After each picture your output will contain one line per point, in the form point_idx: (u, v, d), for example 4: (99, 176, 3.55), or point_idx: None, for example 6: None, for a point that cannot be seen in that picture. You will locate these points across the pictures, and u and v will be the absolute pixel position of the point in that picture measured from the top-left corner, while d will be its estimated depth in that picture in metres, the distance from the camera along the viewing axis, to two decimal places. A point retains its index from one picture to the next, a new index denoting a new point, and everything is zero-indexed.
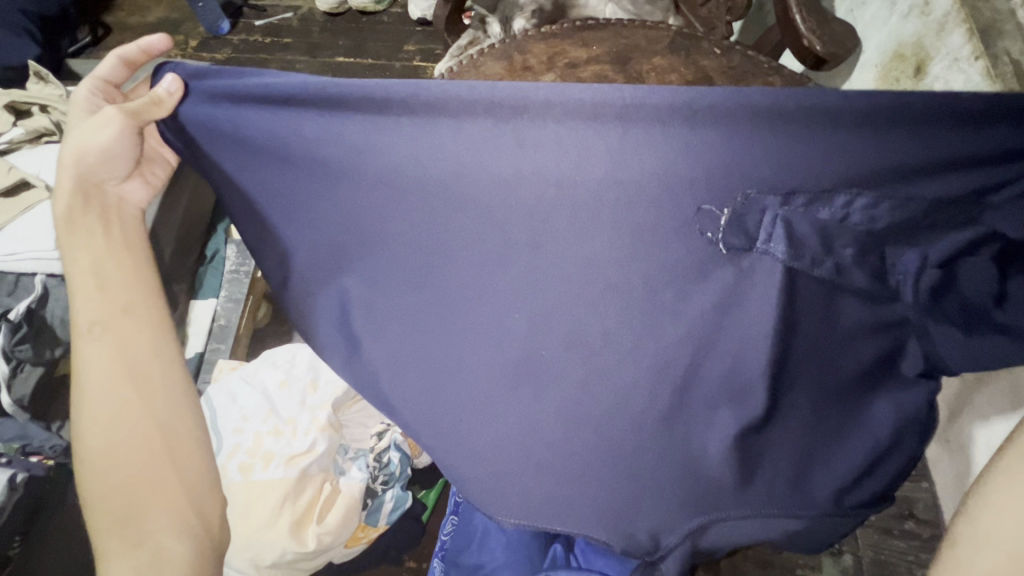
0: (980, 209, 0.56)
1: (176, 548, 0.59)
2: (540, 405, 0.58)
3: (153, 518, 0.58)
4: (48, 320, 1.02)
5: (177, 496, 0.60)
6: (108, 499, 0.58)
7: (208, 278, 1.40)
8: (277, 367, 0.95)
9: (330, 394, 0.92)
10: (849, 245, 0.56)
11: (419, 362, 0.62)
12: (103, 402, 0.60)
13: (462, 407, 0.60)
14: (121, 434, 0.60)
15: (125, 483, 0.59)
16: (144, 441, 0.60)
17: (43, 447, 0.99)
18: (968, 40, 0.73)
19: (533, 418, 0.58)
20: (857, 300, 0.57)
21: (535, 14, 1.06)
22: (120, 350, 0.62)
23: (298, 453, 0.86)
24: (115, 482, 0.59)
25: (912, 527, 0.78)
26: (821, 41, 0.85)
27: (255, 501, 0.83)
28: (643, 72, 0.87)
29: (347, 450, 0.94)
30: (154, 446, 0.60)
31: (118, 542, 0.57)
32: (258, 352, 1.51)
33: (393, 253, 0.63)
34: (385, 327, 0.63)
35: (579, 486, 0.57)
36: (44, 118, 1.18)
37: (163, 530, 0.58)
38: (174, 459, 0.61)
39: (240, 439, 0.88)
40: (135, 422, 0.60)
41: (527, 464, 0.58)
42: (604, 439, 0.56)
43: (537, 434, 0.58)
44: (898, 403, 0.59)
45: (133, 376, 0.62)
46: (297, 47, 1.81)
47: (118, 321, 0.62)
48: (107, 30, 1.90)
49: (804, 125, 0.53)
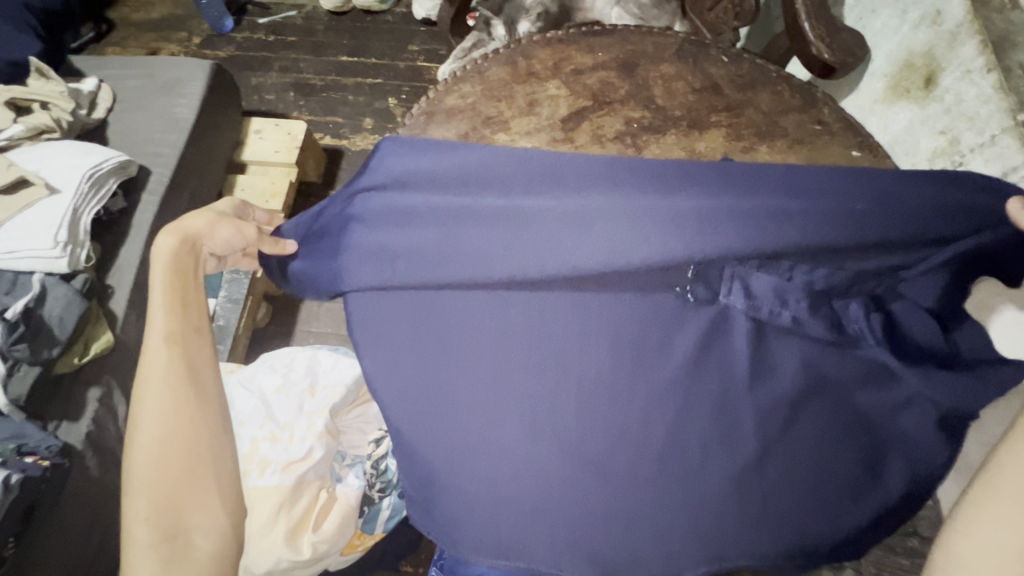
0: (897, 281, 0.59)
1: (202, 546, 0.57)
2: (549, 446, 0.52)
3: (191, 516, 0.58)
4: (46, 319, 1.00)
5: (212, 495, 0.59)
6: (154, 494, 0.57)
7: (209, 277, 1.38)
8: (276, 372, 0.95)
9: (329, 400, 0.91)
10: (802, 300, 0.56)
11: (415, 389, 0.55)
12: (163, 407, 0.61)
13: (461, 442, 0.53)
14: (176, 433, 0.60)
15: (171, 479, 0.58)
16: (193, 445, 0.61)
17: (38, 448, 0.96)
18: (980, 52, 0.71)
19: (539, 458, 0.52)
20: (830, 355, 0.55)
21: (541, 17, 1.04)
22: (186, 362, 0.64)
23: (294, 460, 0.84)
24: (158, 478, 0.58)
25: (915, 544, 0.77)
26: (830, 49, 0.83)
27: (250, 508, 0.82)
28: (650, 78, 0.86)
29: (344, 456, 0.92)
30: (200, 451, 0.61)
31: (152, 531, 0.55)
32: (256, 353, 1.50)
33: (386, 274, 0.57)
34: (377, 350, 0.57)
35: (586, 520, 0.51)
36: (45, 114, 1.18)
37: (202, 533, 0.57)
38: (215, 461, 0.61)
39: (237, 444, 0.86)
40: (188, 424, 0.61)
41: (525, 506, 0.52)
42: (612, 484, 0.51)
43: (542, 475, 0.52)
44: (902, 454, 0.56)
45: (188, 385, 0.63)
46: (301, 46, 1.80)
47: (188, 345, 0.65)
48: (111, 26, 1.89)
49: (770, 183, 0.54)
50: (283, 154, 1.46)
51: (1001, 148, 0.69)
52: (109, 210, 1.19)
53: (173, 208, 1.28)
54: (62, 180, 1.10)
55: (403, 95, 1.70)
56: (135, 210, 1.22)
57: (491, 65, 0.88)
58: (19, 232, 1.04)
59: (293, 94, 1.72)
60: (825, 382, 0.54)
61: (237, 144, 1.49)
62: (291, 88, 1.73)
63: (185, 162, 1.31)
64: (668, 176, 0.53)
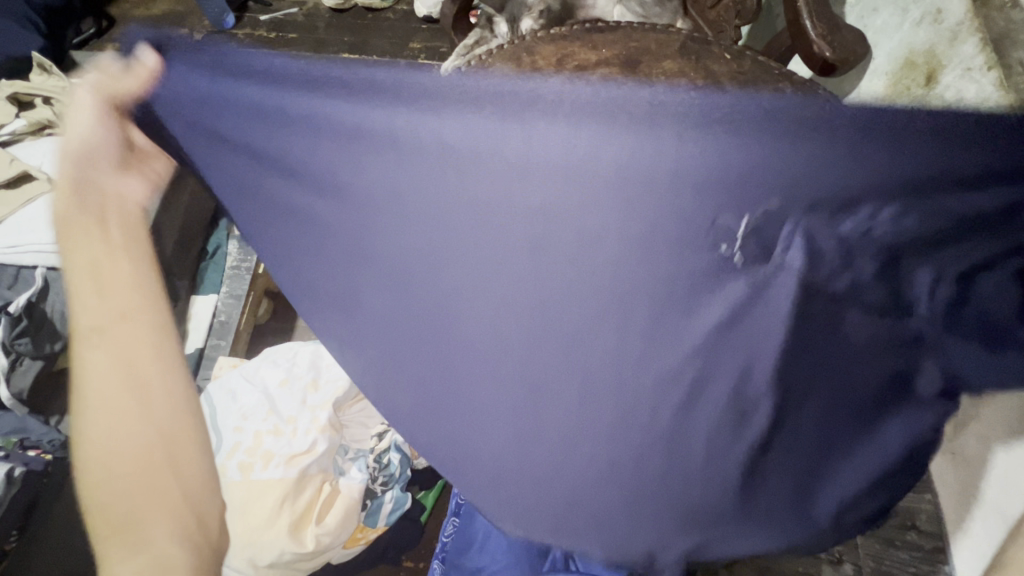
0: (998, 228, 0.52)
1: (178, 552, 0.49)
2: (553, 416, 0.48)
3: (157, 524, 0.49)
4: (48, 314, 1.01)
5: (178, 501, 0.50)
6: (107, 512, 0.48)
7: (210, 273, 1.39)
8: (278, 366, 0.95)
9: (331, 394, 0.92)
10: (873, 258, 0.51)
11: (409, 361, 0.52)
12: (96, 413, 0.50)
13: (462, 413, 0.50)
14: (120, 442, 0.50)
15: (123, 494, 0.48)
16: (145, 450, 0.50)
17: (40, 441, 0.98)
18: (981, 50, 0.72)
19: (537, 431, 0.48)
20: (885, 310, 0.51)
21: (543, 14, 1.06)
22: (118, 357, 0.52)
23: (297, 453, 0.85)
24: (109, 490, 0.48)
25: (914, 537, 0.75)
26: (831, 47, 0.84)
27: (253, 501, 0.82)
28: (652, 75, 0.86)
29: (347, 450, 0.93)
30: (154, 456, 0.50)
31: (118, 550, 0.47)
32: (256, 350, 1.50)
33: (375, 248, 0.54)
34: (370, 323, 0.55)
35: (601, 517, 0.49)
36: (46, 109, 1.16)
37: (171, 545, 0.49)
38: (176, 464, 0.51)
39: (240, 438, 0.87)
40: (131, 428, 0.50)
41: (528, 481, 0.49)
42: (621, 461, 0.48)
43: (542, 449, 0.48)
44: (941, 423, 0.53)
45: (130, 380, 0.52)
46: (302, 44, 1.81)
47: (116, 336, 0.52)
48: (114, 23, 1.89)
49: (827, 119, 0.52)
50: None
51: None
52: None
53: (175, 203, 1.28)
54: None
55: None
56: None
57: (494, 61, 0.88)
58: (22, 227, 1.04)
59: None
60: (872, 345, 0.51)
61: None
62: None
63: None
64: (702, 140, 0.50)
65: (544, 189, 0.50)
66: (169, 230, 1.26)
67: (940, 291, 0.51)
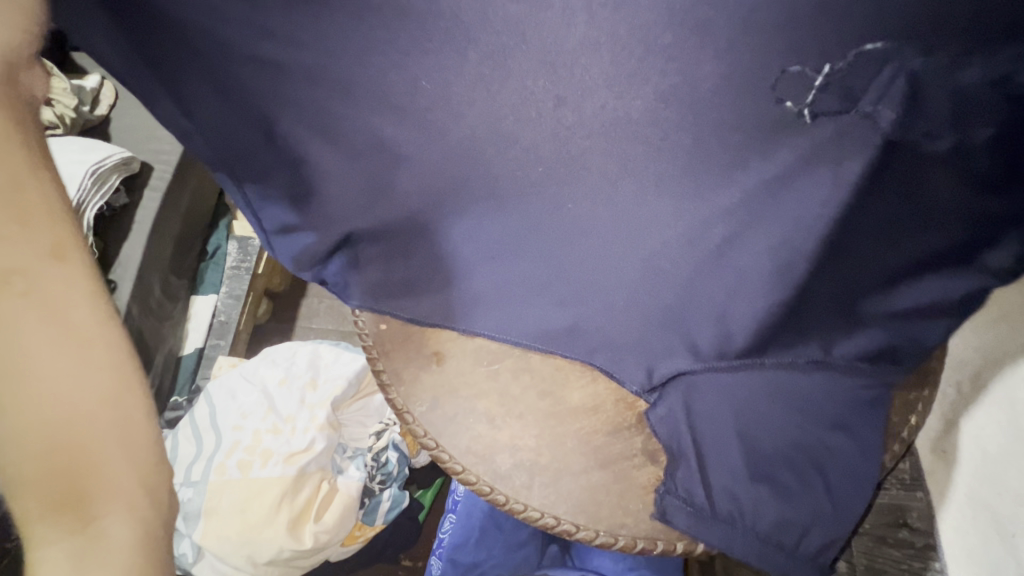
0: None
1: (128, 540, 0.38)
2: (565, 308, 0.56)
3: (97, 500, 0.38)
4: None
5: (125, 471, 0.39)
6: (38, 477, 0.36)
7: (209, 272, 1.39)
8: (277, 365, 0.96)
9: (330, 393, 0.93)
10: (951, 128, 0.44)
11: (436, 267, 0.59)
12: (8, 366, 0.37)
13: (494, 303, 0.58)
14: (54, 396, 0.38)
15: (64, 457, 0.37)
16: (78, 409, 0.38)
17: None
18: None
19: (549, 318, 0.56)
20: (952, 179, 0.48)
21: None
22: (43, 297, 0.39)
23: (297, 451, 0.86)
24: (38, 457, 0.37)
25: (907, 535, 0.74)
26: None
27: (251, 499, 0.83)
28: None
29: (344, 449, 0.94)
30: (94, 418, 0.39)
31: (54, 526, 0.36)
32: (255, 350, 1.51)
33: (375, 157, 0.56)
34: (393, 244, 0.60)
35: (593, 480, 0.55)
36: (49, 111, 1.19)
37: (120, 524, 0.38)
38: (125, 426, 0.40)
39: (239, 436, 0.88)
40: (75, 381, 0.39)
41: (543, 381, 0.59)
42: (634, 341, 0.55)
43: (557, 331, 0.56)
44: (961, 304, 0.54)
45: (49, 323, 0.39)
46: None
47: (41, 272, 0.39)
48: None
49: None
50: None
51: None
52: (112, 206, 1.20)
53: (175, 203, 1.29)
54: (66, 176, 1.10)
55: None
56: (137, 206, 1.23)
57: None
58: None
59: None
60: (917, 223, 0.49)
61: None
62: None
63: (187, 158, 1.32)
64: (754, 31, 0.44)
65: (542, 112, 0.52)
66: (169, 230, 1.27)
67: (938, 233, 0.50)
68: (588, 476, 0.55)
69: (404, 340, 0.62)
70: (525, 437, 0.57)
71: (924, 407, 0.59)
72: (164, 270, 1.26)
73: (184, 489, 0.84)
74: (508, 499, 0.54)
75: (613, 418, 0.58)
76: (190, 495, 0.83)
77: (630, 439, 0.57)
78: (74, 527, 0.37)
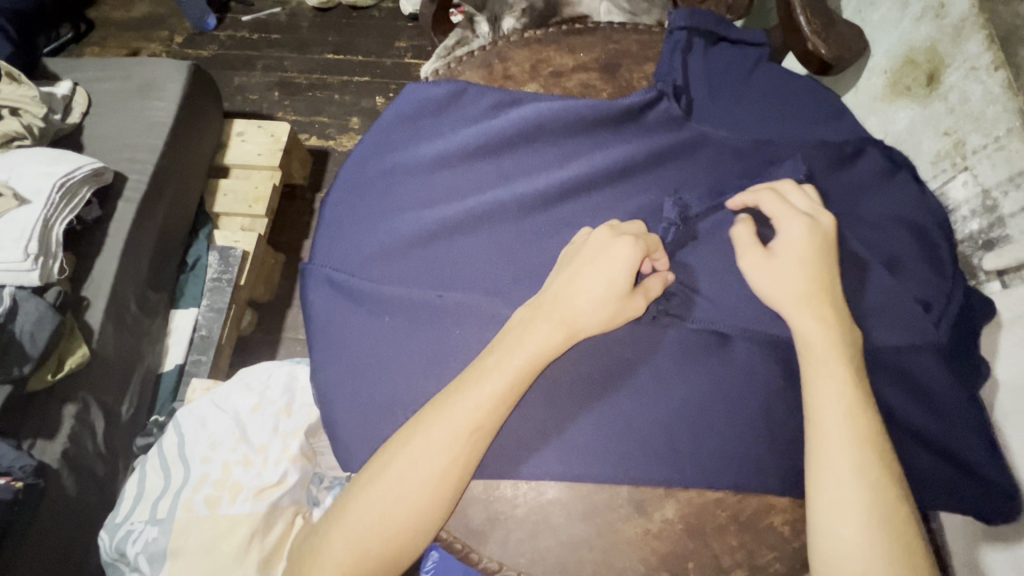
0: (896, 268, 0.61)
1: (337, 546, 0.46)
2: (571, 389, 0.54)
3: (421, 546, 0.47)
4: (16, 336, 0.93)
5: None
6: (392, 519, 0.46)
7: (189, 285, 1.34)
8: (250, 390, 0.90)
9: (304, 419, 0.87)
10: None
11: (403, 399, 0.55)
12: (468, 376, 0.50)
13: None
14: (542, 316, 0.52)
15: (435, 505, 0.46)
16: (487, 419, 0.48)
17: (12, 468, 0.93)
18: (987, 48, 0.64)
19: (546, 391, 0.54)
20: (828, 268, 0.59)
21: (525, 14, 0.96)
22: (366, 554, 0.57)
23: (268, 485, 0.81)
24: (412, 482, 0.46)
25: None
26: (826, 44, 0.77)
27: (220, 538, 0.77)
28: (635, 81, 0.74)
29: (321, 479, 0.87)
30: (476, 443, 0.48)
31: None
32: (240, 365, 1.46)
33: (414, 394, 0.55)
34: (381, 409, 0.55)
35: (579, 538, 0.51)
36: (14, 121, 1.12)
37: (340, 546, 0.46)
38: None
39: (208, 469, 0.83)
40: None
41: (530, 439, 0.53)
42: (634, 415, 0.52)
43: (546, 414, 0.53)
44: (884, 309, 0.58)
45: (562, 320, 0.52)
46: (285, 44, 1.79)
47: (583, 258, 0.54)
48: (90, 25, 1.85)
49: None
50: (266, 156, 1.46)
51: (1009, 151, 0.62)
52: (83, 220, 1.13)
53: (152, 213, 1.23)
54: (32, 189, 1.03)
55: (390, 93, 1.70)
56: (110, 219, 1.17)
57: (464, 69, 0.75)
58: None
59: (277, 94, 1.72)
60: None
61: (220, 146, 1.48)
62: (274, 88, 1.73)
63: (162, 169, 1.25)
64: None
65: (579, 382, 0.54)
66: (144, 243, 1.21)
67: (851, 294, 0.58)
68: (569, 530, 0.51)
69: (377, 375, 0.56)
70: (499, 486, 0.53)
71: (810, 418, 0.49)
72: (140, 286, 1.20)
73: (150, 527, 0.79)
74: (483, 558, 0.51)
75: (607, 474, 0.51)
76: (155, 535, 0.78)
77: (615, 488, 0.52)
78: (386, 551, 0.45)
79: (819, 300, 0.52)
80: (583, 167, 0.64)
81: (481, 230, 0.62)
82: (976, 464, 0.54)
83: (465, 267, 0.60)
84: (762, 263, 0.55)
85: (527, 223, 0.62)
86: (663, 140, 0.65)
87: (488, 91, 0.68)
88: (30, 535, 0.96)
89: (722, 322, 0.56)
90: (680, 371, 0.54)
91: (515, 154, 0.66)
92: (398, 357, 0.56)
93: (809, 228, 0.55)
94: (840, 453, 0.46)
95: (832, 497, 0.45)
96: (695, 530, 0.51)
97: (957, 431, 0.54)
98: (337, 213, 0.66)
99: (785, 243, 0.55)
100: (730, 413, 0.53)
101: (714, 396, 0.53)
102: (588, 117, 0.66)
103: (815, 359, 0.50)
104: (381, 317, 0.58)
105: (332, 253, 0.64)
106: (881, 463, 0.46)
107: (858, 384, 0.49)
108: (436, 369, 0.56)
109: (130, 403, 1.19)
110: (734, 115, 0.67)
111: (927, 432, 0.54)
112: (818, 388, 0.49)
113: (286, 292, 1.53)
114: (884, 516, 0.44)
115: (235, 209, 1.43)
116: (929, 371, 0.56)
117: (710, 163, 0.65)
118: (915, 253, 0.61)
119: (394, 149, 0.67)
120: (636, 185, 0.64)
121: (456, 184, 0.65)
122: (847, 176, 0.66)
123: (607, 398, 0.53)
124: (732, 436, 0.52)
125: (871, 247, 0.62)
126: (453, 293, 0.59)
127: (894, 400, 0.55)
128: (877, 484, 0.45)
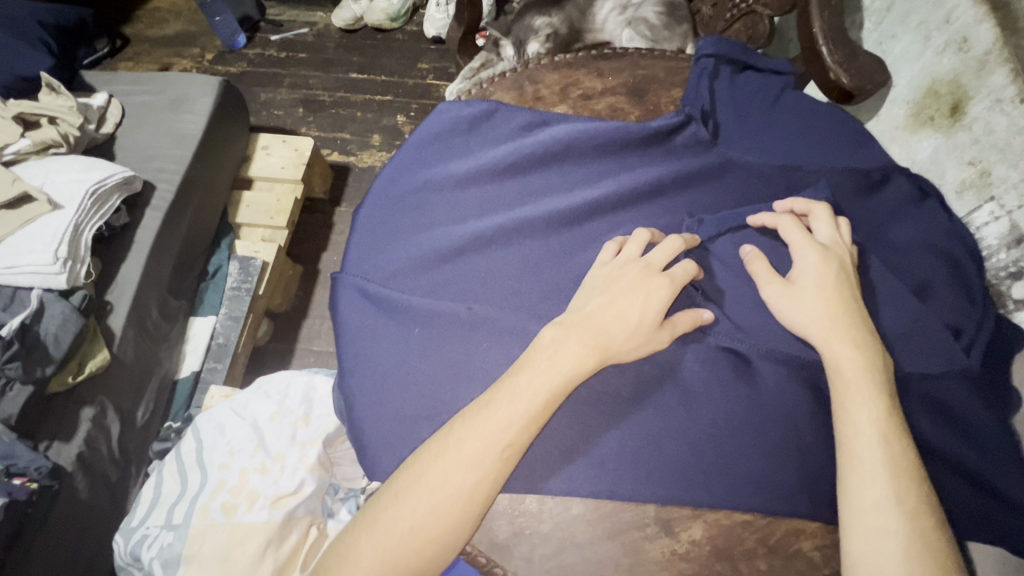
0: (924, 293, 0.61)
1: (364, 554, 0.46)
2: (601, 409, 0.54)
3: (444, 563, 0.47)
4: (41, 336, 0.95)
5: None
6: (420, 532, 0.46)
7: (209, 293, 1.36)
8: (268, 398, 0.91)
9: (322, 429, 0.87)
10: None
11: (429, 409, 0.55)
12: (498, 394, 0.50)
13: None
14: (581, 338, 0.52)
15: (463, 521, 0.46)
16: (518, 438, 0.48)
17: (28, 469, 0.92)
18: (1012, 80, 0.65)
19: (579, 412, 0.54)
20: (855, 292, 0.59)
21: (550, 38, 0.98)
22: None
23: (285, 494, 0.81)
24: (441, 497, 0.46)
25: None
26: (848, 74, 0.78)
27: (234, 546, 0.77)
28: (661, 105, 0.75)
29: (337, 490, 0.88)
30: (505, 461, 0.48)
31: None
32: (254, 372, 1.47)
33: (440, 406, 0.55)
34: (407, 417, 0.55)
35: (604, 555, 0.50)
36: (52, 129, 1.15)
37: (368, 554, 0.46)
38: None
39: (225, 476, 0.83)
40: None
41: (558, 455, 0.53)
42: (662, 437, 0.52)
43: (574, 431, 0.53)
44: (911, 335, 0.58)
45: (596, 344, 0.52)
46: (311, 63, 1.85)
47: (618, 287, 0.55)
48: (126, 41, 1.92)
49: None
50: (289, 170, 1.49)
51: None
52: (111, 226, 1.16)
53: (178, 221, 1.25)
54: (65, 195, 1.06)
55: (411, 112, 1.75)
56: (138, 225, 1.19)
57: (495, 89, 0.77)
58: (20, 247, 0.99)
59: (302, 110, 1.77)
60: None
61: (247, 159, 1.52)
62: (299, 105, 1.78)
63: (191, 178, 1.28)
64: None
65: (609, 403, 0.54)
66: (169, 249, 1.24)
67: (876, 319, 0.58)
68: (595, 548, 0.51)
69: (403, 383, 0.57)
70: (524, 501, 0.53)
71: (842, 445, 0.49)
72: (163, 291, 1.22)
73: (165, 533, 0.79)
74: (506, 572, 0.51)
75: (636, 493, 0.51)
76: (170, 540, 0.78)
77: (642, 507, 0.52)
78: (411, 563, 0.45)
79: (845, 325, 0.52)
80: (610, 188, 0.65)
81: (510, 246, 0.63)
82: (1013, 495, 0.52)
83: (494, 281, 0.61)
84: (791, 292, 0.55)
85: (555, 240, 0.63)
86: (688, 163, 0.67)
87: (519, 113, 0.71)
88: (42, 536, 0.95)
89: (750, 345, 0.56)
90: (709, 392, 0.54)
91: (543, 173, 0.67)
92: (426, 368, 0.57)
93: (825, 258, 0.56)
94: (874, 481, 0.46)
95: (867, 526, 0.45)
96: (723, 553, 0.50)
97: (992, 461, 0.54)
98: (370, 225, 0.68)
99: (803, 273, 0.56)
100: (757, 435, 0.52)
101: (741, 416, 0.53)
102: (614, 139, 0.68)
103: (844, 387, 0.50)
104: (409, 328, 0.59)
105: (363, 264, 0.65)
106: (915, 491, 0.46)
107: (894, 414, 0.49)
108: (461, 380, 0.56)
109: (146, 407, 1.20)
110: (758, 140, 0.68)
111: (959, 460, 0.54)
112: (849, 415, 0.49)
113: (303, 302, 1.55)
114: (925, 545, 0.43)
115: (256, 220, 1.45)
116: (958, 395, 0.55)
117: (736, 187, 0.66)
118: (944, 280, 0.61)
119: (427, 165, 0.69)
120: (661, 206, 0.66)
121: (485, 200, 0.66)
122: (871, 204, 0.66)
123: (635, 418, 0.53)
124: (762, 462, 0.52)
125: (899, 271, 0.62)
126: (481, 305, 0.59)
127: (923, 427, 0.54)
128: (914, 513, 0.44)
